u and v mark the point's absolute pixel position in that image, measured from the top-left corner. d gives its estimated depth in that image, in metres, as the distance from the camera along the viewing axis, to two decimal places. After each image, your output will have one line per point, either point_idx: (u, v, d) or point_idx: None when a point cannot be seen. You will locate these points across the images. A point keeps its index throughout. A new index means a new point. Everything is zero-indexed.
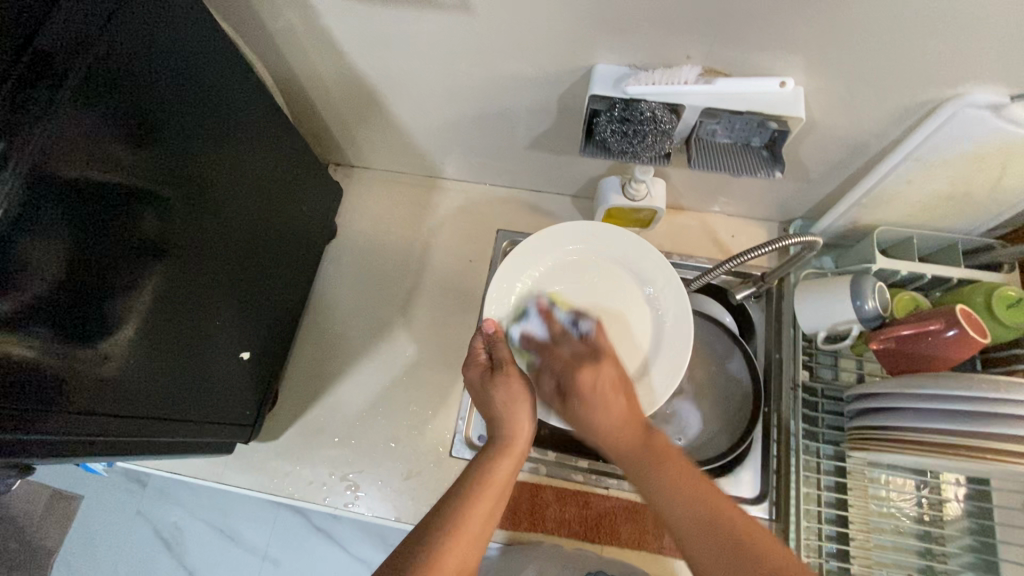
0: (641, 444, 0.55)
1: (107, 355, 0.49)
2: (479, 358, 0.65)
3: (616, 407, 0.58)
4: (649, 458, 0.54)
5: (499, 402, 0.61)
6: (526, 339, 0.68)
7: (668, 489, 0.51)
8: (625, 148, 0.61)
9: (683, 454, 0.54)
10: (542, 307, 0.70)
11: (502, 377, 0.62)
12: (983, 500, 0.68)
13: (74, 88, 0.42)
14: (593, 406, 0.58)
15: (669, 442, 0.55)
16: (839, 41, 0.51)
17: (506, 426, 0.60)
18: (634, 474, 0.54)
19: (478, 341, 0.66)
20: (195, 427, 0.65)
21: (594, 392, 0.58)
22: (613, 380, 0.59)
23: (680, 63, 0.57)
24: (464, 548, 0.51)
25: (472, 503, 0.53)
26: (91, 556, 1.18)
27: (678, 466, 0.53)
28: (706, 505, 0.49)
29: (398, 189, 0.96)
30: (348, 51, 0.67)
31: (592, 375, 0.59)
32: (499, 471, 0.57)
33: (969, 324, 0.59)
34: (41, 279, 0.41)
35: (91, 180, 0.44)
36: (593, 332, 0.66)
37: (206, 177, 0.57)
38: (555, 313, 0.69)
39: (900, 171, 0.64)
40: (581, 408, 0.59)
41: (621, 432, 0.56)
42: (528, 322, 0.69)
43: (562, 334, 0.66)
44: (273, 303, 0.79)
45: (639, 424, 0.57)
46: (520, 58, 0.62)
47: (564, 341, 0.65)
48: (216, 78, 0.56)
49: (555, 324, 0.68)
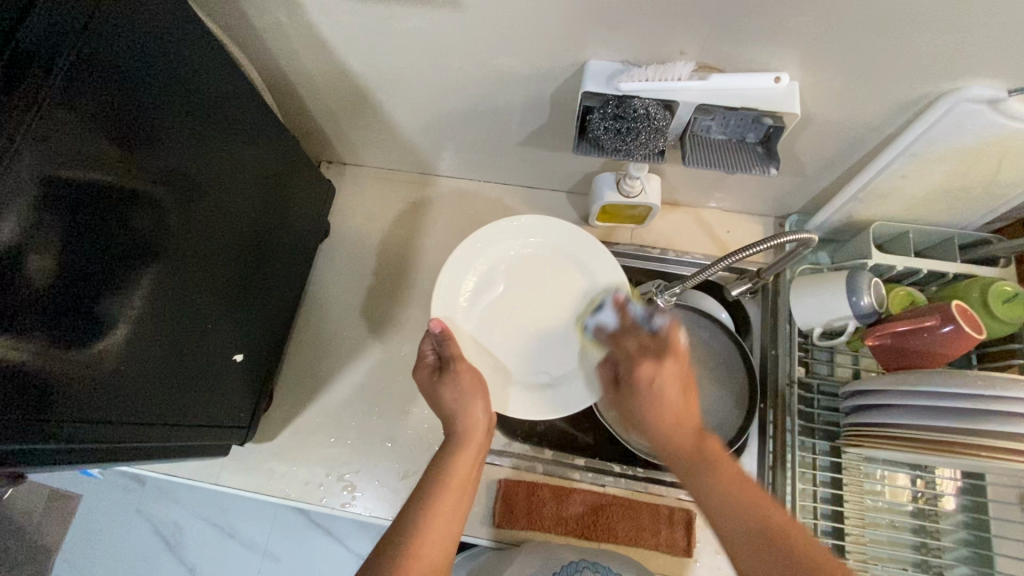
0: (693, 446, 0.56)
1: (99, 358, 0.48)
2: (427, 361, 0.67)
3: (672, 405, 0.59)
4: (699, 457, 0.55)
5: (450, 400, 0.63)
6: (599, 330, 0.69)
7: (716, 489, 0.52)
8: (618, 146, 0.60)
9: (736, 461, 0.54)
10: (618, 300, 0.68)
11: (451, 375, 0.64)
12: (979, 495, 0.68)
13: (56, 84, 0.41)
14: (649, 403, 0.60)
15: (722, 448, 0.56)
16: (836, 36, 0.51)
17: (461, 420, 0.61)
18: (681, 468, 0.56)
19: (425, 345, 0.68)
20: (189, 430, 0.64)
21: (653, 386, 0.60)
22: (675, 380, 0.60)
23: (674, 59, 0.57)
24: (433, 548, 0.52)
25: (433, 504, 0.55)
26: (94, 555, 1.18)
27: (729, 469, 0.53)
28: (755, 511, 0.49)
29: (391, 186, 0.95)
30: (337, 47, 0.66)
31: (653, 371, 0.60)
32: (458, 466, 0.59)
33: (965, 321, 0.59)
34: (28, 279, 0.40)
35: (79, 179, 0.44)
36: (666, 326, 0.63)
37: (195, 176, 0.57)
38: (628, 306, 0.67)
39: (897, 166, 0.63)
40: (638, 402, 0.60)
41: (676, 430, 0.58)
42: (601, 315, 0.69)
43: (634, 326, 0.65)
44: (266, 304, 0.78)
45: (694, 428, 0.58)
46: (512, 53, 0.61)
47: (632, 333, 0.65)
48: (201, 73, 0.55)
49: (627, 316, 0.67)
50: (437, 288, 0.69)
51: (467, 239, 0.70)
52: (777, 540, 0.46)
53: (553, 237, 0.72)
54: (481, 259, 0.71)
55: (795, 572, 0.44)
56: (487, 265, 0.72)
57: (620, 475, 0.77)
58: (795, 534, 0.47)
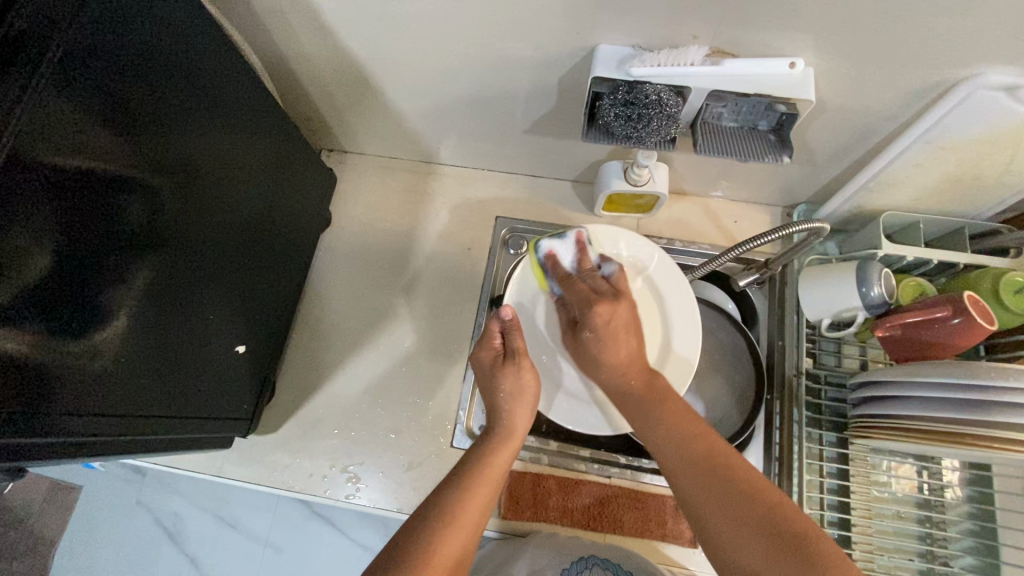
0: (644, 386, 0.61)
1: (100, 348, 0.47)
2: (492, 342, 0.67)
3: (624, 346, 0.63)
4: (650, 396, 0.59)
5: (503, 392, 0.64)
6: (553, 261, 0.70)
7: (662, 424, 0.56)
8: (629, 132, 0.59)
9: (682, 398, 0.59)
10: (580, 238, 0.69)
11: (511, 366, 0.65)
12: (985, 486, 0.68)
13: (52, 72, 0.40)
14: (604, 343, 0.63)
15: (670, 386, 0.61)
16: (852, 20, 0.49)
17: (506, 417, 0.63)
18: (631, 402, 0.60)
19: (492, 324, 0.68)
20: (190, 424, 0.63)
21: (609, 327, 0.63)
22: (626, 322, 0.63)
23: (687, 44, 0.55)
24: (459, 538, 0.52)
25: (470, 494, 0.55)
26: (94, 546, 1.18)
27: (676, 405, 0.58)
28: (696, 439, 0.54)
29: (393, 175, 0.94)
30: (340, 32, 0.64)
31: (609, 313, 0.63)
32: (495, 463, 0.59)
33: (976, 312, 0.58)
34: (31, 270, 0.40)
35: (74, 166, 0.42)
36: (616, 276, 0.67)
37: (198, 166, 0.56)
38: (589, 249, 0.69)
39: (910, 154, 0.62)
40: (593, 343, 0.64)
41: (626, 370, 0.62)
42: (560, 244, 0.70)
43: (588, 273, 0.68)
44: (267, 297, 0.77)
45: (643, 368, 0.62)
46: (519, 38, 0.60)
47: (588, 278, 0.68)
48: (203, 61, 0.54)
49: (584, 259, 0.69)
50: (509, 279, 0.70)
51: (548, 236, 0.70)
52: (715, 462, 0.52)
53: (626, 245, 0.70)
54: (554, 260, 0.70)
55: (734, 501, 0.49)
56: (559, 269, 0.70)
57: (626, 466, 0.77)
58: (738, 467, 0.51)
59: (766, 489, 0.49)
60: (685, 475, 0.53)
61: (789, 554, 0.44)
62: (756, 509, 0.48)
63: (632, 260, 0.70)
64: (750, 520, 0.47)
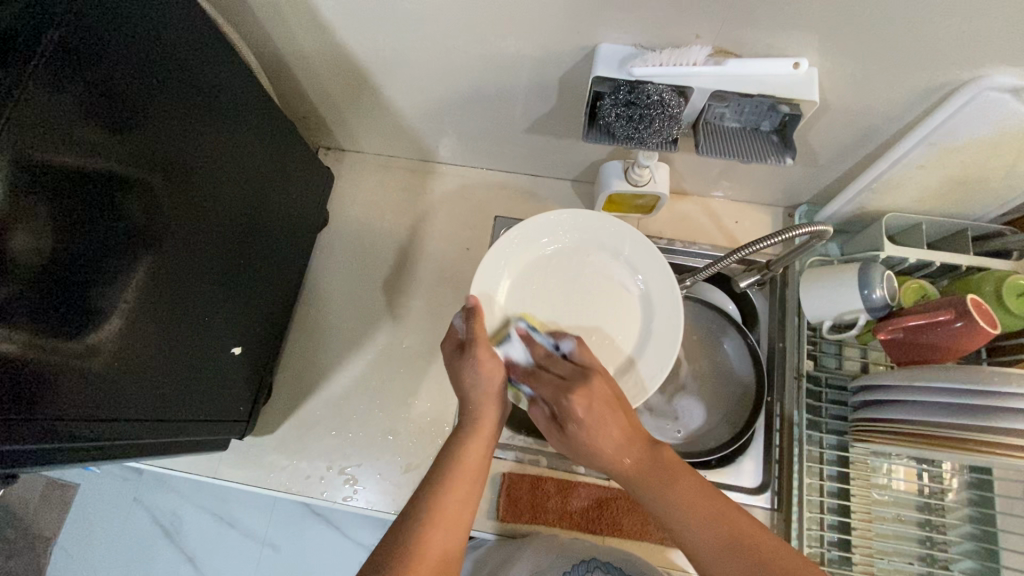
0: (646, 461, 0.56)
1: (94, 349, 0.47)
2: (454, 336, 0.65)
3: (613, 429, 0.57)
4: (655, 474, 0.55)
5: (472, 383, 0.62)
6: (509, 365, 0.65)
7: (676, 505, 0.53)
8: (630, 133, 0.58)
9: (690, 466, 0.55)
10: (523, 333, 0.67)
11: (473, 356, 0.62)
12: (986, 490, 0.68)
13: (43, 66, 0.39)
14: (592, 432, 0.56)
15: (674, 453, 0.57)
16: (857, 20, 0.49)
17: (476, 406, 0.62)
18: (635, 483, 0.56)
19: (456, 320, 0.65)
20: (187, 425, 0.63)
21: (592, 414, 0.56)
22: (607, 400, 0.57)
23: (690, 43, 0.54)
24: (445, 536, 0.52)
25: (445, 491, 0.55)
26: (91, 544, 1.18)
27: (687, 479, 0.54)
28: (714, 519, 0.51)
29: (391, 173, 0.93)
30: (337, 29, 0.63)
31: (585, 399, 0.56)
32: (472, 453, 0.59)
33: (979, 316, 0.57)
34: (21, 268, 0.39)
35: (66, 164, 0.41)
36: (577, 351, 0.64)
37: (192, 163, 0.55)
38: (535, 336, 0.67)
39: (914, 156, 0.62)
40: (581, 434, 0.57)
41: (626, 453, 0.56)
42: (509, 347, 0.66)
43: (546, 357, 0.64)
44: (264, 297, 0.76)
45: (642, 441, 0.57)
46: (519, 36, 0.59)
47: (548, 366, 0.63)
48: (198, 56, 0.53)
49: (536, 348, 0.65)
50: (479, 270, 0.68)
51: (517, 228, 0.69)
52: (745, 546, 0.49)
53: (597, 230, 0.70)
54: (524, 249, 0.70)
55: None
56: (529, 256, 0.70)
57: None
58: (765, 543, 0.49)
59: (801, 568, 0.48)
60: (714, 561, 0.50)
61: None
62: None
63: (602, 245, 0.71)
64: None
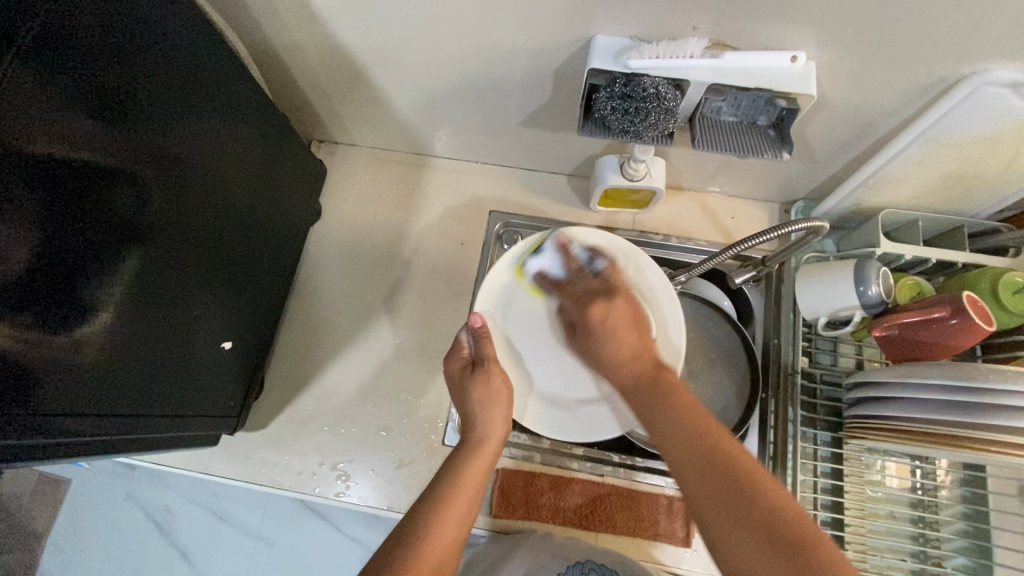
0: (647, 376, 0.55)
1: (83, 344, 0.46)
2: (462, 354, 0.68)
3: (627, 342, 0.57)
4: (650, 385, 0.54)
5: (476, 401, 0.64)
6: (541, 276, 0.68)
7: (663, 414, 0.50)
8: (626, 126, 0.58)
9: (693, 392, 0.52)
10: (560, 242, 0.67)
11: (482, 375, 0.64)
12: (979, 487, 0.68)
13: (29, 55, 0.38)
14: (602, 341, 0.58)
15: (678, 380, 0.54)
16: (856, 13, 0.48)
17: (481, 425, 0.63)
18: (632, 393, 0.55)
19: (463, 335, 0.68)
20: (177, 421, 0.62)
21: (607, 325, 0.59)
22: (627, 317, 0.59)
23: (686, 35, 0.54)
24: (443, 547, 0.53)
25: (447, 503, 0.55)
26: (83, 539, 1.17)
27: (682, 397, 0.51)
28: (697, 428, 0.48)
29: (385, 167, 0.92)
30: (329, 19, 0.62)
31: (604, 312, 0.59)
32: (473, 468, 0.60)
33: (975, 312, 0.57)
34: (10, 262, 0.38)
35: (56, 158, 0.41)
36: (608, 270, 0.64)
37: (183, 156, 0.54)
38: (571, 247, 0.67)
39: (911, 152, 0.61)
40: (594, 342, 0.60)
41: (628, 365, 0.56)
42: (542, 259, 0.67)
43: (578, 272, 0.65)
44: (256, 292, 0.75)
45: (649, 360, 0.56)
46: (513, 27, 0.58)
47: (580, 279, 0.65)
48: (190, 47, 0.52)
49: (571, 260, 0.66)
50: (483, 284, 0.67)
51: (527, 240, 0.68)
52: (723, 461, 0.45)
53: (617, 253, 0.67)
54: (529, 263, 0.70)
55: (728, 496, 0.43)
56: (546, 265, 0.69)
57: (619, 464, 0.76)
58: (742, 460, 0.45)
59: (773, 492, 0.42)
60: (681, 468, 0.46)
61: (773, 555, 0.39)
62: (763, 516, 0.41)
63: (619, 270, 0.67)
64: (746, 521, 0.41)
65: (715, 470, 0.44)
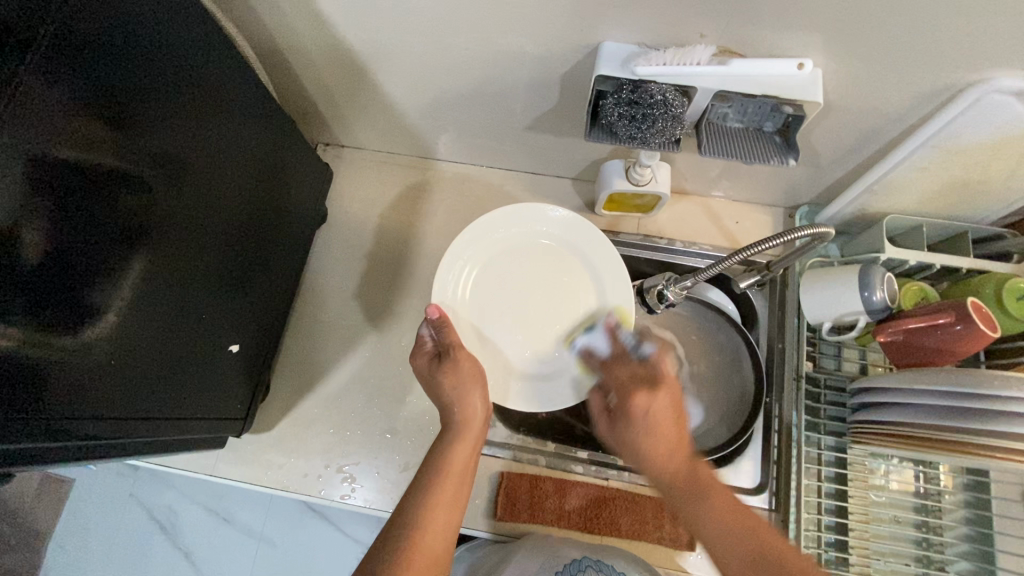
0: (686, 472, 0.56)
1: (91, 346, 0.46)
2: (425, 348, 0.67)
3: (665, 433, 0.58)
4: (690, 483, 0.55)
5: (448, 390, 0.63)
6: (590, 354, 0.69)
7: (708, 517, 0.52)
8: (633, 133, 0.57)
9: (727, 486, 0.54)
10: (609, 326, 0.70)
11: (450, 364, 0.64)
12: (982, 492, 0.68)
13: (42, 61, 0.39)
14: (641, 433, 0.59)
15: (714, 474, 0.56)
16: (863, 22, 0.48)
17: (459, 410, 0.62)
18: (670, 492, 0.56)
19: (424, 329, 0.67)
20: (183, 423, 0.62)
21: (649, 419, 0.59)
22: (666, 411, 0.60)
23: (693, 42, 0.54)
24: (435, 536, 0.54)
25: (434, 494, 0.56)
26: (87, 539, 1.17)
27: (723, 495, 0.53)
28: (745, 533, 0.50)
29: (390, 170, 0.93)
30: (337, 24, 0.63)
31: (645, 404, 0.60)
32: (458, 452, 0.60)
33: (979, 319, 0.57)
34: (20, 264, 0.39)
35: (67, 161, 0.41)
36: (654, 356, 0.64)
37: (191, 162, 0.54)
38: (620, 331, 0.69)
39: (916, 158, 0.62)
40: (631, 432, 0.60)
41: (665, 459, 0.57)
42: (592, 338, 0.70)
43: (625, 355, 0.66)
44: (263, 294, 0.76)
45: (686, 453, 0.57)
46: (521, 33, 0.58)
47: (625, 363, 0.65)
48: (198, 51, 0.53)
49: (617, 342, 0.68)
50: (441, 269, 0.69)
51: (479, 220, 0.71)
52: (774, 565, 0.47)
53: (562, 231, 0.73)
54: (482, 248, 0.72)
55: None
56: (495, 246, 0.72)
57: (624, 468, 0.76)
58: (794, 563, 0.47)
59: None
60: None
61: None
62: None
63: (566, 245, 0.73)
64: None
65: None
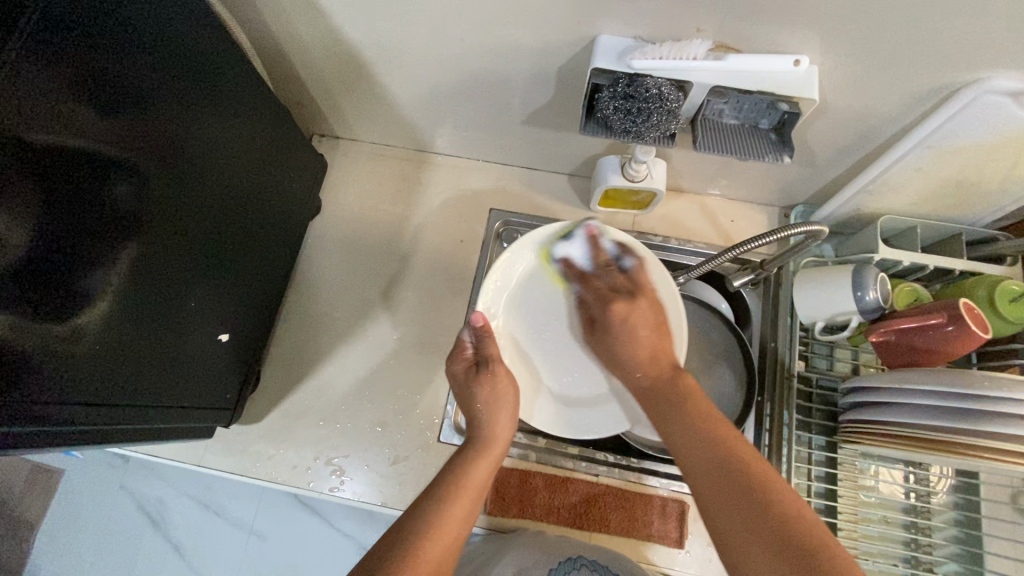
0: (665, 378, 0.60)
1: (81, 331, 0.46)
2: (464, 354, 0.69)
3: (646, 342, 0.64)
4: (670, 390, 0.59)
5: (481, 401, 0.65)
6: (567, 263, 0.70)
7: (681, 415, 0.55)
8: (628, 127, 0.58)
9: (706, 395, 0.58)
10: (591, 232, 0.68)
11: (486, 376, 0.66)
12: (971, 493, 0.69)
13: (35, 41, 0.38)
14: (620, 339, 0.65)
15: (695, 382, 0.60)
16: (858, 19, 0.48)
17: (486, 425, 0.64)
18: (653, 398, 0.60)
19: (463, 336, 0.69)
20: (172, 413, 0.62)
21: (626, 325, 0.64)
22: (648, 320, 0.64)
23: (690, 37, 0.54)
24: (444, 548, 0.52)
25: (449, 506, 0.55)
26: (76, 530, 1.16)
27: (698, 402, 0.56)
28: (712, 434, 0.52)
29: (386, 162, 0.92)
30: (334, 13, 0.62)
31: (626, 311, 0.64)
32: (477, 473, 0.59)
33: (971, 320, 0.57)
34: (10, 248, 0.38)
35: (62, 146, 0.41)
36: (636, 269, 0.67)
37: (184, 149, 0.54)
38: (602, 241, 0.68)
39: (911, 159, 0.62)
40: (614, 339, 0.65)
41: (647, 366, 0.63)
42: (570, 246, 0.69)
43: (605, 266, 0.68)
44: (254, 282, 0.75)
45: (669, 362, 0.62)
46: (517, 24, 0.58)
47: (605, 275, 0.68)
48: (194, 37, 0.53)
49: (597, 253, 0.69)
50: (484, 283, 0.69)
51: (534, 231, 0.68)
52: (727, 460, 0.50)
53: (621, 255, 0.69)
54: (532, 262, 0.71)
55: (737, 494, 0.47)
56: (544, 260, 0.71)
57: (614, 464, 0.76)
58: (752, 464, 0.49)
59: (779, 491, 0.47)
60: (695, 472, 0.51)
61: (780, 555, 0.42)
62: (763, 519, 0.45)
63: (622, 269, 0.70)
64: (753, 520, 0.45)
65: (725, 473, 0.49)
